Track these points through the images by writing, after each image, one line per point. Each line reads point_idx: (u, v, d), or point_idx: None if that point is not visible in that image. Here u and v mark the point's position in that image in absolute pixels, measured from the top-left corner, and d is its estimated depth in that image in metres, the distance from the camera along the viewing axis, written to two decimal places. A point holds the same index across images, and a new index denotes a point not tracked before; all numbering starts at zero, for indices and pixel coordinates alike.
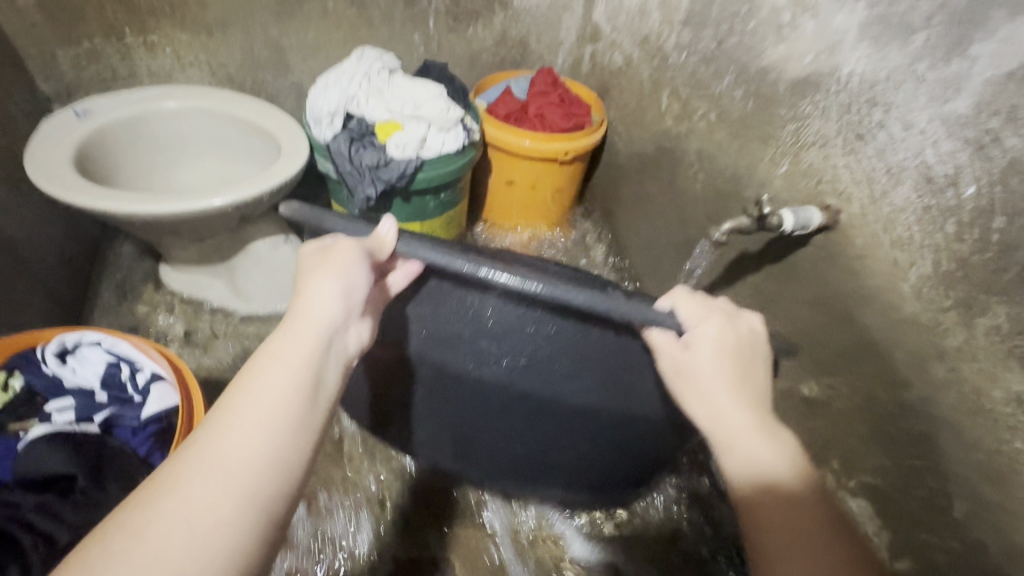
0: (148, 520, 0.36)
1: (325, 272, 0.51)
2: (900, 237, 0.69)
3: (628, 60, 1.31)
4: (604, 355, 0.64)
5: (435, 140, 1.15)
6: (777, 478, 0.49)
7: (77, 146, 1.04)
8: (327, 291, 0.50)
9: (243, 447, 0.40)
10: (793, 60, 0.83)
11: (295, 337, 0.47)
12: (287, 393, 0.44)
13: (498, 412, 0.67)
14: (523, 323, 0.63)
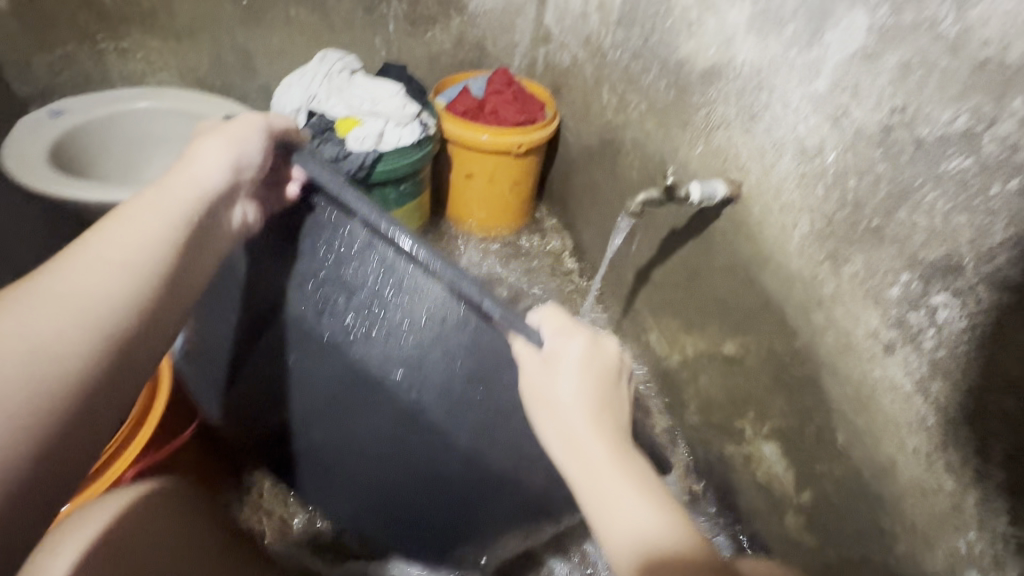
0: (1, 312, 0.39)
1: (218, 138, 0.56)
2: (786, 203, 0.79)
3: (574, 59, 1.41)
4: (479, 378, 0.56)
5: (392, 134, 1.23)
6: (641, 520, 0.44)
7: (51, 143, 1.11)
8: (215, 155, 0.55)
9: (104, 278, 0.43)
10: (701, 53, 0.93)
11: (174, 194, 0.51)
12: (153, 240, 0.48)
13: (369, 422, 0.62)
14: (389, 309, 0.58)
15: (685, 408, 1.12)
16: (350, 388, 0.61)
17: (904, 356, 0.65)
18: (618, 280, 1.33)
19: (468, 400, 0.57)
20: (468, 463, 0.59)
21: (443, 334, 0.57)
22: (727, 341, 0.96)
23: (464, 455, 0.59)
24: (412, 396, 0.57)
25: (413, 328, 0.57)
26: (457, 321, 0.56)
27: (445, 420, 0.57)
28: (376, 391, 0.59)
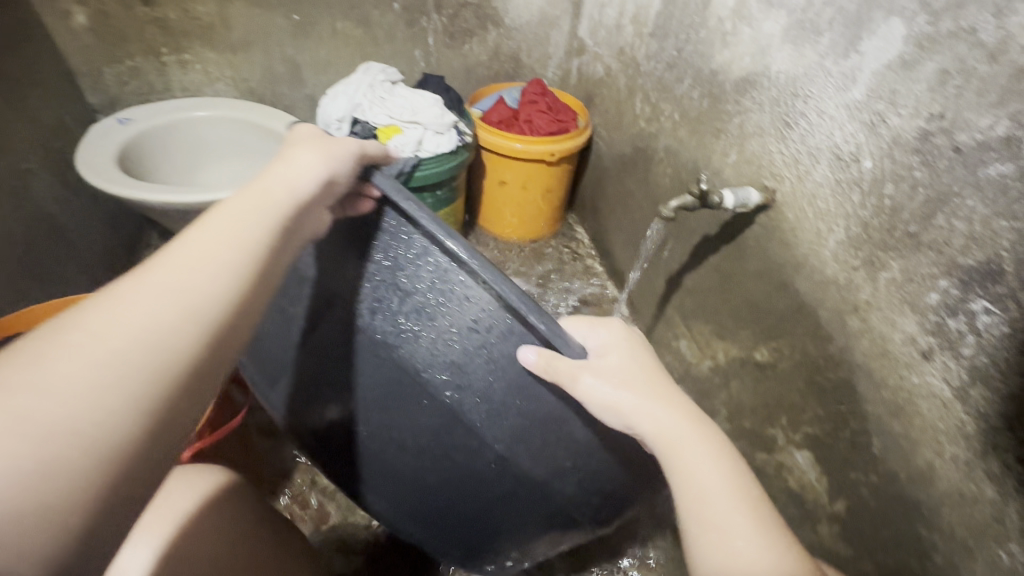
0: (101, 316, 0.37)
1: (315, 147, 0.53)
2: (820, 209, 0.80)
3: (608, 70, 1.44)
4: (522, 393, 0.53)
5: (430, 142, 1.29)
6: (727, 475, 0.49)
7: (120, 147, 1.20)
8: (307, 163, 0.52)
9: (204, 282, 0.41)
10: (735, 62, 0.95)
11: (268, 196, 0.49)
12: (247, 239, 0.45)
13: (407, 439, 0.58)
14: (436, 314, 0.54)
15: (715, 413, 1.12)
16: (387, 404, 0.57)
17: (942, 362, 0.65)
18: (649, 286, 1.34)
19: (513, 416, 0.54)
20: (509, 477, 0.57)
21: (488, 351, 0.53)
22: (760, 346, 0.96)
23: (505, 470, 0.57)
24: (456, 411, 0.55)
25: (456, 342, 0.53)
26: (505, 335, 0.52)
27: (488, 436, 0.55)
28: (418, 406, 0.56)
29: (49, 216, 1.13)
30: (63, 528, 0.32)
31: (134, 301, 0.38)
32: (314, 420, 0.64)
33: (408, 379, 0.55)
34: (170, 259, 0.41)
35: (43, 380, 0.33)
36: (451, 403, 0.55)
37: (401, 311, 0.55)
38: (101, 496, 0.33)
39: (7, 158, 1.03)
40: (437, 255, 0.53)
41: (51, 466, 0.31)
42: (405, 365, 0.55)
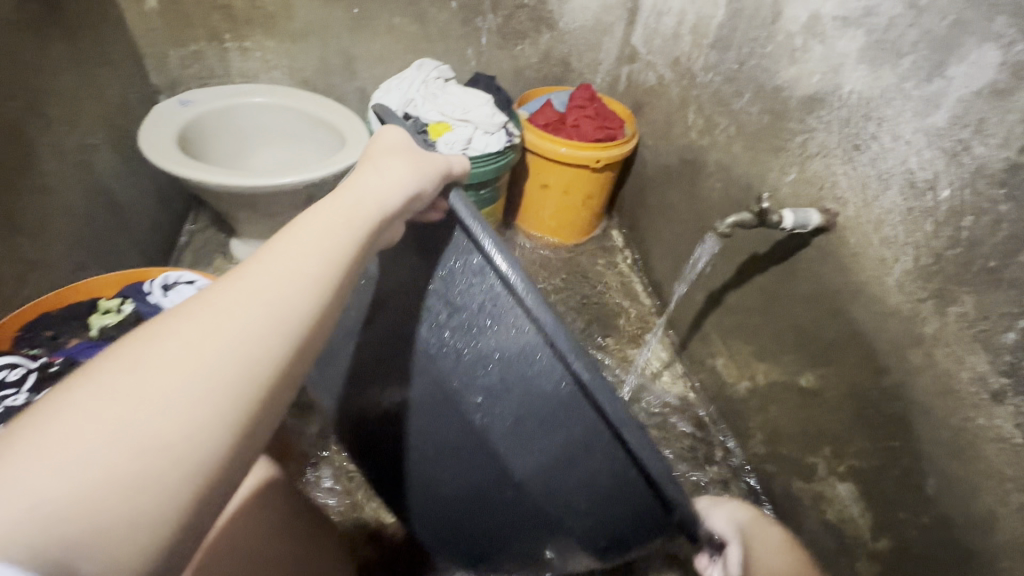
0: (197, 322, 0.35)
1: (404, 160, 0.52)
2: (887, 236, 0.77)
3: (660, 79, 1.42)
4: (549, 424, 0.51)
5: (479, 141, 1.29)
6: None
7: (179, 128, 1.24)
8: (395, 176, 0.50)
9: (293, 294, 0.39)
10: (803, 80, 0.92)
11: (357, 203, 0.47)
12: (334, 248, 0.43)
13: (440, 451, 0.57)
14: (477, 333, 0.52)
15: (751, 435, 1.10)
16: (427, 413, 0.57)
17: (1015, 406, 0.62)
18: (687, 301, 1.32)
19: (544, 453, 0.52)
20: (530, 510, 0.55)
21: (527, 384, 0.51)
22: (805, 373, 0.94)
23: (526, 503, 0.55)
24: (489, 437, 0.54)
25: (496, 368, 0.52)
26: (544, 367, 0.50)
27: (517, 467, 0.53)
28: (456, 423, 0.55)
29: (109, 191, 1.16)
30: (151, 542, 0.30)
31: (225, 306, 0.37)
32: (359, 411, 0.65)
33: (444, 390, 0.55)
34: (263, 262, 0.40)
35: (136, 385, 0.32)
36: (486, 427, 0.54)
37: (443, 324, 0.54)
38: (188, 513, 0.32)
39: (76, 132, 1.07)
40: (490, 277, 0.51)
41: (144, 478, 0.30)
42: (446, 379, 0.54)
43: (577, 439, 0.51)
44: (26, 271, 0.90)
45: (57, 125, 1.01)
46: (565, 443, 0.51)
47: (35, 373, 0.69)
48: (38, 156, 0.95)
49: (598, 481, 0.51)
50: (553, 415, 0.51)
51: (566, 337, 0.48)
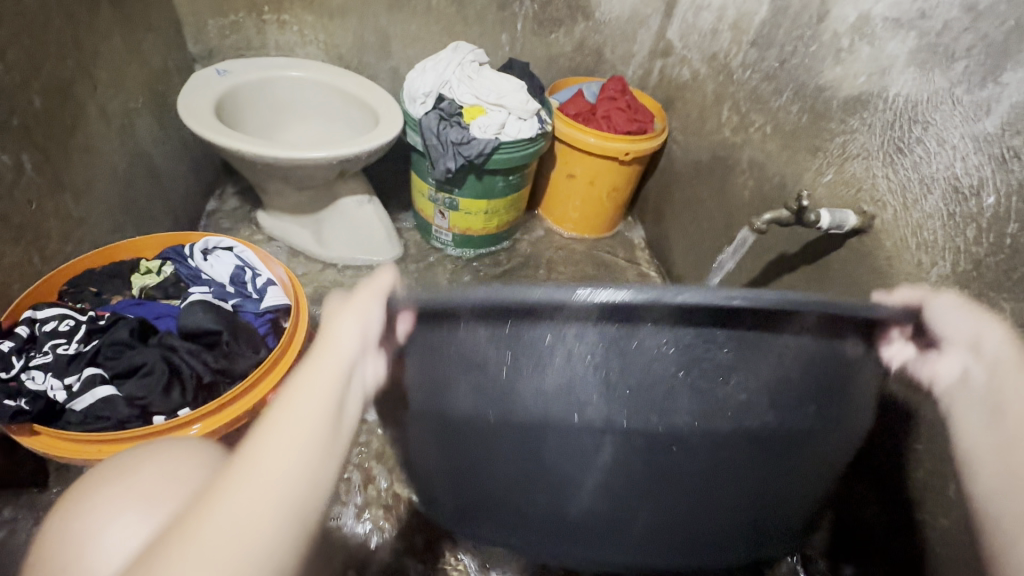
0: None
1: (346, 315, 0.42)
2: (925, 240, 0.78)
3: (695, 75, 1.41)
4: (697, 402, 0.38)
5: (512, 127, 1.29)
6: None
7: (217, 98, 1.25)
8: (339, 338, 0.41)
9: (229, 547, 0.34)
10: (848, 81, 0.92)
11: (302, 399, 0.39)
12: (279, 470, 0.37)
13: (564, 536, 0.46)
14: (551, 379, 0.39)
15: None
16: (535, 516, 0.44)
17: None
18: None
19: (700, 480, 0.39)
20: (751, 519, 0.44)
21: (633, 389, 0.38)
22: None
23: (741, 521, 0.43)
24: (623, 505, 0.41)
25: (587, 411, 0.39)
26: (651, 338, 0.38)
27: (682, 512, 0.41)
28: (581, 518, 0.42)
29: (147, 156, 1.18)
30: None
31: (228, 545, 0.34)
32: (445, 509, 0.53)
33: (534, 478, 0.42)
34: (203, 517, 0.35)
35: None
36: (615, 500, 0.41)
37: (495, 395, 0.40)
38: None
39: (120, 96, 1.08)
40: (523, 325, 0.39)
41: None
42: (527, 462, 0.41)
43: (720, 366, 0.38)
44: (70, 229, 0.92)
45: (103, 87, 1.02)
46: (721, 403, 0.38)
47: (86, 325, 0.69)
48: (84, 116, 0.97)
49: (789, 429, 0.39)
50: (683, 397, 0.38)
51: (651, 291, 0.35)
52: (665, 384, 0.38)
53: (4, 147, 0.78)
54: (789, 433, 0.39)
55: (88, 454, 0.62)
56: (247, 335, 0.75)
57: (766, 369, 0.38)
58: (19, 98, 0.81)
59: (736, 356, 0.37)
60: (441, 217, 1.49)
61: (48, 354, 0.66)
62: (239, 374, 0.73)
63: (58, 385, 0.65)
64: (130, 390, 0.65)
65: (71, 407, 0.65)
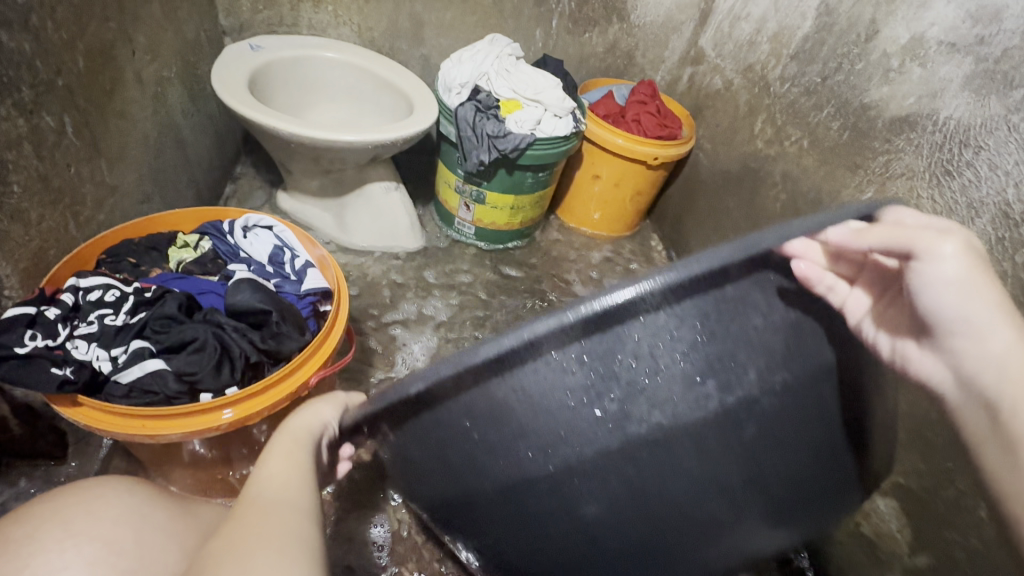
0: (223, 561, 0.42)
1: (319, 403, 0.62)
2: None
3: (728, 84, 1.38)
4: (683, 371, 0.42)
5: (548, 124, 1.29)
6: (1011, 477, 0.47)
7: (250, 72, 1.22)
8: (313, 412, 0.60)
9: (273, 509, 0.47)
10: (895, 101, 0.94)
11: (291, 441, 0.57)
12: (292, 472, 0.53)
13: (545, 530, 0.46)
14: (551, 394, 0.42)
15: None
16: (517, 546, 0.49)
17: None
18: None
19: (554, 497, 0.44)
20: (705, 516, 0.45)
21: (449, 426, 0.45)
22: None
23: (688, 518, 0.45)
24: (543, 533, 0.47)
25: (472, 436, 0.44)
26: (653, 327, 0.41)
27: (600, 529, 0.45)
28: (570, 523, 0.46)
29: (177, 128, 1.16)
30: None
31: (263, 541, 0.43)
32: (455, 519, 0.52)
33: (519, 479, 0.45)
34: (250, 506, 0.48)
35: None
36: (541, 530, 0.47)
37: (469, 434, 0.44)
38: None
39: (155, 63, 1.05)
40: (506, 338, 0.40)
41: None
42: (460, 458, 0.46)
43: (653, 341, 0.41)
44: (104, 196, 0.90)
45: (140, 53, 1.00)
46: (598, 397, 0.41)
47: (132, 296, 0.68)
48: (122, 81, 0.94)
49: (597, 428, 0.42)
50: (664, 381, 0.41)
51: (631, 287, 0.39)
52: (460, 417, 0.44)
53: (48, 108, 0.75)
54: (606, 425, 0.42)
55: (120, 425, 0.60)
56: (293, 316, 0.73)
57: (552, 390, 0.42)
58: (64, 57, 0.78)
59: (550, 380, 0.42)
60: (466, 209, 1.48)
61: (93, 323, 0.65)
62: (283, 356, 0.71)
63: (105, 356, 0.63)
64: (180, 365, 0.63)
65: (115, 380, 0.62)
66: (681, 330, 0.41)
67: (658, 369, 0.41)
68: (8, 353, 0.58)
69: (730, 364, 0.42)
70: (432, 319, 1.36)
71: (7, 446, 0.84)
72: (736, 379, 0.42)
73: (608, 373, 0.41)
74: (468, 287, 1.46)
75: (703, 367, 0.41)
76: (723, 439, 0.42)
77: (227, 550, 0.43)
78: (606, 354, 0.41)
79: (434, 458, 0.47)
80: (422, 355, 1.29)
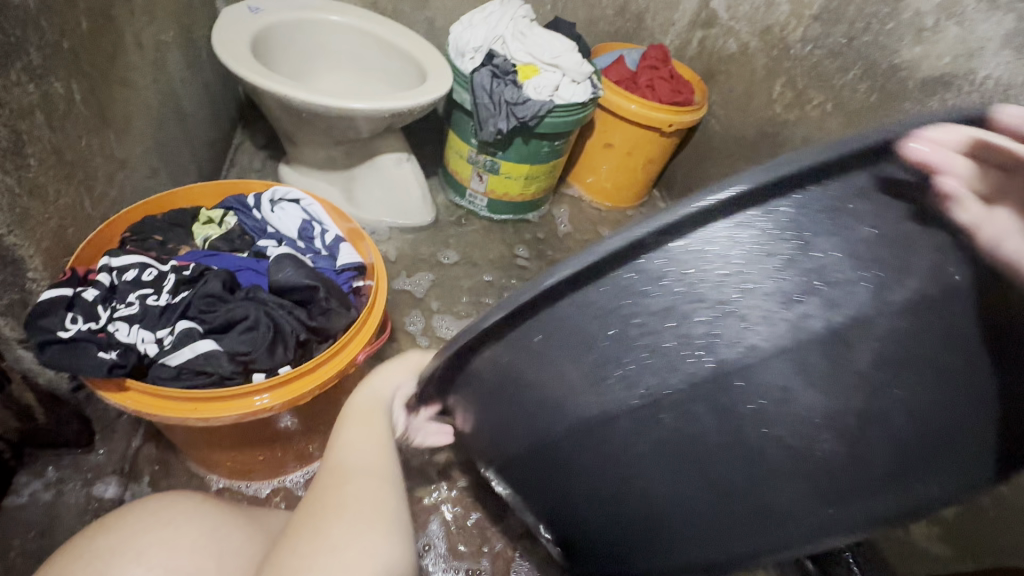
0: (325, 539, 0.44)
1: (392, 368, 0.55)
2: None
3: (743, 47, 1.34)
4: (805, 316, 0.27)
5: (566, 89, 1.25)
6: None
7: (252, 37, 1.15)
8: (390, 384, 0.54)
9: (365, 495, 0.47)
10: (929, 61, 0.96)
11: (369, 414, 0.53)
12: (379, 447, 0.51)
13: (621, 537, 0.34)
14: (595, 356, 0.31)
15: None
16: (592, 557, 0.38)
17: None
18: None
19: (630, 506, 0.32)
20: (870, 520, 0.30)
21: (489, 418, 0.36)
22: None
23: (842, 525, 0.30)
24: (622, 540, 0.34)
25: (513, 415, 0.34)
26: (737, 245, 0.28)
27: (707, 549, 0.32)
28: (654, 531, 0.32)
29: (176, 98, 1.08)
30: None
31: (361, 524, 0.45)
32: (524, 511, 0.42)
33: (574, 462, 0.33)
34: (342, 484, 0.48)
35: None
36: (624, 528, 0.33)
37: (510, 413, 0.35)
38: None
39: (151, 26, 0.97)
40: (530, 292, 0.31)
41: None
42: (512, 436, 0.35)
43: (747, 268, 0.28)
44: (113, 170, 0.84)
45: (138, 14, 0.92)
46: (660, 354, 0.29)
47: (171, 274, 0.65)
48: (122, 45, 0.87)
49: (677, 406, 0.29)
50: (773, 326, 0.27)
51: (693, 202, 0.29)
52: (504, 404, 0.35)
53: (56, 73, 0.69)
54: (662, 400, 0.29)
55: (170, 411, 0.58)
56: (339, 292, 0.70)
57: (591, 353, 0.31)
58: (68, 16, 0.72)
59: (592, 340, 0.31)
60: (478, 180, 1.45)
61: (134, 304, 0.62)
62: (332, 334, 0.68)
63: (149, 338, 0.60)
64: (231, 345, 0.60)
65: (162, 363, 0.59)
66: (775, 243, 0.28)
67: (763, 313, 0.27)
68: (52, 337, 0.55)
69: (839, 278, 0.26)
70: (450, 293, 1.34)
71: (31, 436, 0.81)
72: (900, 317, 0.26)
73: (690, 329, 0.28)
74: (482, 261, 1.44)
75: (832, 307, 0.27)
76: (893, 418, 0.26)
77: (336, 515, 0.45)
78: (684, 300, 0.28)
79: (488, 434, 0.37)
80: (442, 329, 1.27)
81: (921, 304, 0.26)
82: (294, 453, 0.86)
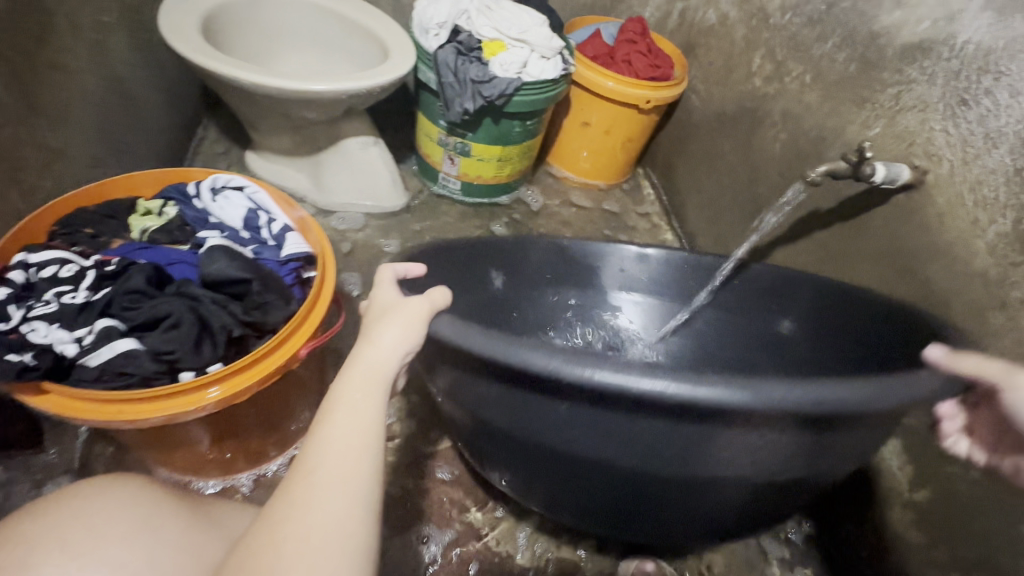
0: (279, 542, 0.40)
1: (390, 321, 0.49)
2: (985, 197, 0.76)
3: (722, 19, 1.29)
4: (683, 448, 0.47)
5: (535, 65, 1.20)
6: None
7: (202, 17, 1.10)
8: (393, 344, 0.48)
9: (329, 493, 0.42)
10: (909, 27, 0.87)
11: (353, 388, 0.46)
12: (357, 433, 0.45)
13: (540, 472, 0.59)
14: (572, 414, 0.49)
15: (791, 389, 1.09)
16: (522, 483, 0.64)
17: None
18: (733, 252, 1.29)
19: (550, 464, 0.56)
20: (653, 499, 0.56)
21: (490, 413, 0.55)
22: None
23: (640, 497, 0.56)
24: (542, 474, 0.59)
25: (509, 412, 0.53)
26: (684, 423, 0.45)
27: (577, 484, 0.57)
28: (557, 471, 0.57)
29: (123, 82, 1.04)
30: None
31: (319, 525, 0.40)
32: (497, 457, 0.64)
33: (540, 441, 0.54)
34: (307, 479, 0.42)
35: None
36: (544, 466, 0.57)
37: (513, 412, 0.53)
38: None
39: (89, 6, 0.93)
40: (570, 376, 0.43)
41: None
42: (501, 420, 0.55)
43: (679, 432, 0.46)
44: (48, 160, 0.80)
45: None
46: (603, 435, 0.49)
47: (92, 271, 0.62)
48: (55, 28, 0.83)
49: (595, 445, 0.50)
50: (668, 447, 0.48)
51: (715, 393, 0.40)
52: (504, 414, 0.53)
53: None
54: (613, 448, 0.49)
55: (94, 412, 0.55)
56: (276, 284, 0.66)
57: (568, 417, 0.49)
58: None
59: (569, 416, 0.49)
60: (450, 163, 1.40)
61: (51, 303, 0.59)
62: (270, 328, 0.65)
63: (67, 338, 0.57)
64: (154, 343, 0.58)
65: (82, 364, 0.57)
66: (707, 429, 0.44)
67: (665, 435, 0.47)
68: None
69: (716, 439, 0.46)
70: None
71: None
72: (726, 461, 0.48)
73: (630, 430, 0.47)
74: None
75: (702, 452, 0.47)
76: (687, 484, 0.51)
77: (299, 555, 0.39)
78: (633, 427, 0.47)
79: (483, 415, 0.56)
80: None
81: (749, 455, 0.47)
82: (249, 449, 0.83)
